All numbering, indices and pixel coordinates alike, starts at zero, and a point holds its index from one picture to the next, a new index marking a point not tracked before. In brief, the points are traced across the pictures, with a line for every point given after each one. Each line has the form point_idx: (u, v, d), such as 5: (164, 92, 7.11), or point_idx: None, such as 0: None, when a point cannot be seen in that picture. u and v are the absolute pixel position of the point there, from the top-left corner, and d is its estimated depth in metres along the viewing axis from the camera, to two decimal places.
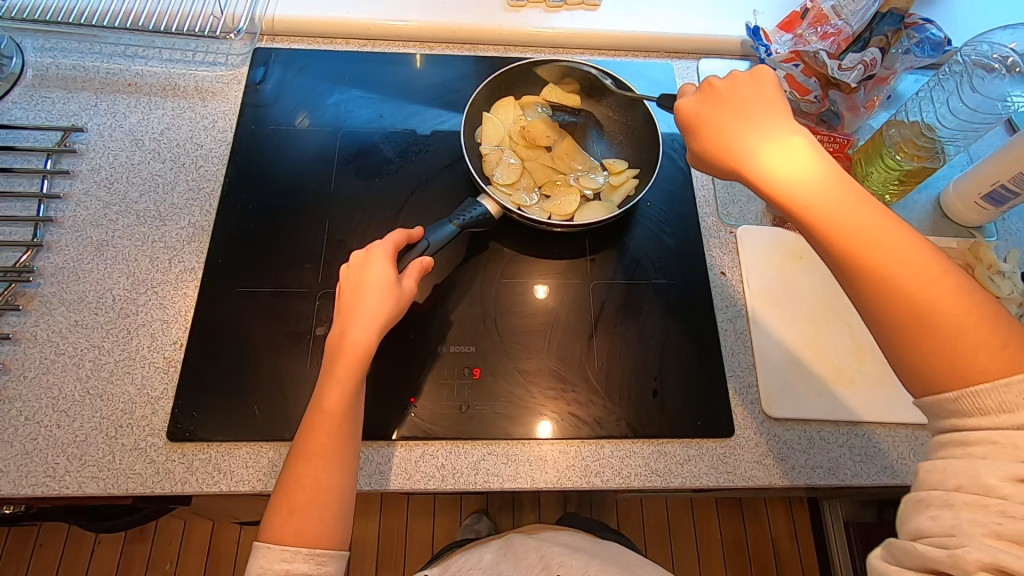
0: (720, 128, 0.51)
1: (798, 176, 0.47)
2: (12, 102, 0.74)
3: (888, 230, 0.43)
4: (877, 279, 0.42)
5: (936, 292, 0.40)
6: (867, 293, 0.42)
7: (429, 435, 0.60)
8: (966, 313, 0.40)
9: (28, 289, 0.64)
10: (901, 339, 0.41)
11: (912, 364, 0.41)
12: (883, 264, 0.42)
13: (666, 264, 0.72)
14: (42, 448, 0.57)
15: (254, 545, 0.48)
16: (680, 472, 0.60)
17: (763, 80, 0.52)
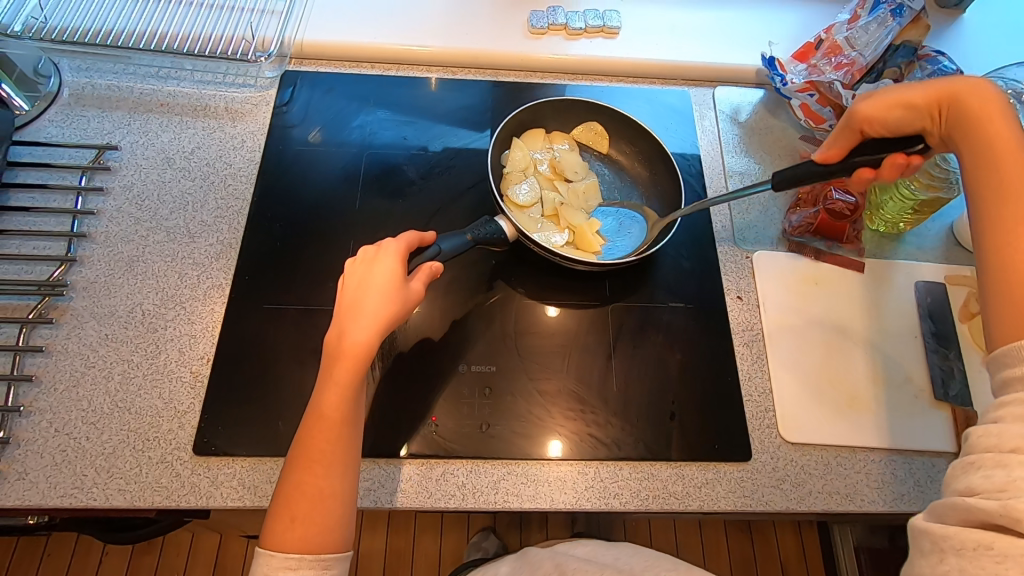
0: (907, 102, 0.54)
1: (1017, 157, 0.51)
2: (48, 120, 0.76)
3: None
4: (1006, 231, 0.48)
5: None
6: (992, 242, 0.49)
7: (450, 454, 0.61)
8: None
9: (60, 302, 0.65)
10: (1007, 282, 0.47)
11: (1002, 303, 0.46)
12: (1022, 222, 0.48)
13: (683, 288, 0.73)
14: (71, 460, 0.58)
15: (256, 552, 0.49)
16: (698, 495, 0.61)
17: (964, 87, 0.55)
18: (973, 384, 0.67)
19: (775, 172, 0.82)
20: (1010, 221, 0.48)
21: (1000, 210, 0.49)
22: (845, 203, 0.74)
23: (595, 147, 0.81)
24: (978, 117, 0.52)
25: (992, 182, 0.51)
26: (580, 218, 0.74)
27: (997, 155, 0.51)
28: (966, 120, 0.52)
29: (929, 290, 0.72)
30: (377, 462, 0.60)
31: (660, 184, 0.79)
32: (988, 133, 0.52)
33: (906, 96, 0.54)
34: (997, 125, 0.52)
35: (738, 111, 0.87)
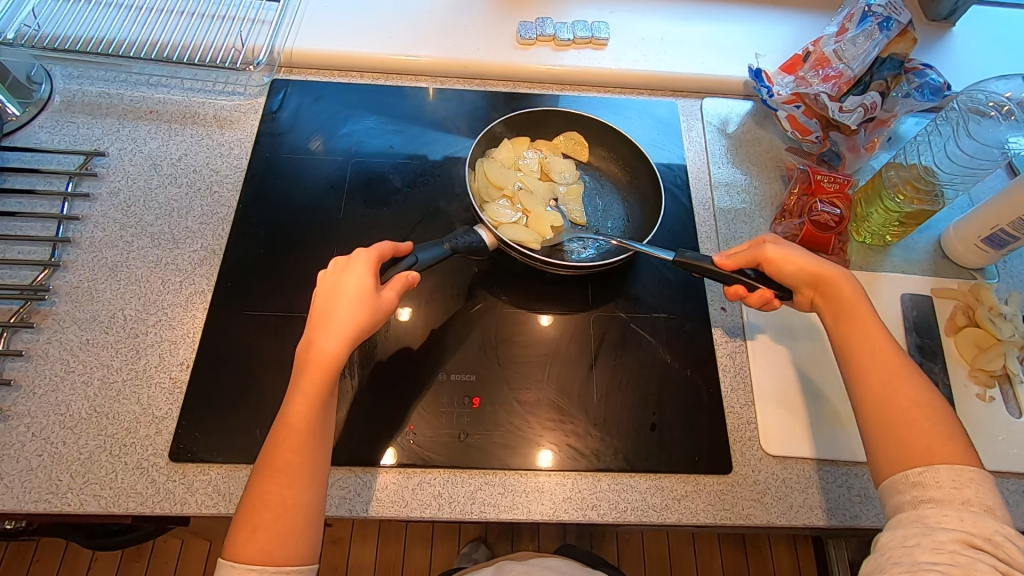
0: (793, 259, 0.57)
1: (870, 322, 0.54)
2: (38, 126, 0.77)
3: (896, 357, 0.52)
4: (875, 384, 0.51)
5: (922, 404, 0.49)
6: (867, 390, 0.51)
7: (427, 463, 0.60)
8: (945, 430, 0.48)
9: (42, 307, 0.66)
10: (886, 429, 0.49)
11: (884, 448, 0.48)
12: (891, 375, 0.51)
13: (666, 299, 0.73)
14: (47, 465, 0.58)
15: (220, 562, 0.48)
16: (677, 508, 0.60)
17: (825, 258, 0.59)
18: (957, 397, 0.66)
19: (762, 183, 0.82)
20: (879, 376, 0.51)
21: (868, 368, 0.52)
22: (830, 215, 0.73)
23: (576, 154, 0.80)
24: (848, 293, 0.55)
25: (856, 345, 0.53)
26: (545, 208, 0.74)
27: (863, 324, 0.54)
28: (835, 289, 0.56)
29: (915, 304, 0.72)
30: (354, 470, 0.60)
31: (639, 195, 0.79)
32: (854, 305, 0.55)
33: (797, 254, 0.58)
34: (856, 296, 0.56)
35: (726, 123, 0.87)
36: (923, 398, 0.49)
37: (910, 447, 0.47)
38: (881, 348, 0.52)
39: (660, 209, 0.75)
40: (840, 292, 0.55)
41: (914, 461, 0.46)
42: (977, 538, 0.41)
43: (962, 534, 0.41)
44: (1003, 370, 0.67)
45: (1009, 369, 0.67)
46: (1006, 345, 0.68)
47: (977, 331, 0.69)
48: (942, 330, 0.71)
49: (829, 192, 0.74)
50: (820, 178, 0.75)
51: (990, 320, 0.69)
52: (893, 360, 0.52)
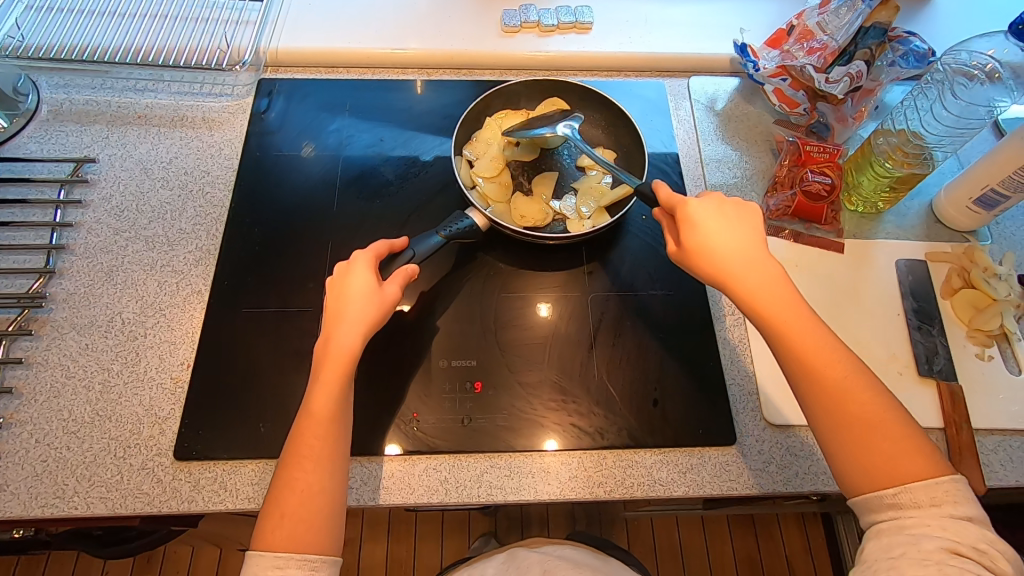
0: (702, 241, 0.52)
1: (795, 313, 0.49)
2: (27, 137, 0.77)
3: (838, 354, 0.48)
4: (828, 400, 0.47)
5: (879, 413, 0.46)
6: (821, 406, 0.47)
7: (432, 449, 0.61)
8: (901, 438, 0.45)
9: (40, 314, 0.66)
10: (853, 446, 0.46)
11: (848, 468, 0.46)
12: (843, 382, 0.47)
13: (663, 276, 0.73)
14: (52, 470, 0.58)
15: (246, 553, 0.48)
16: (684, 481, 0.61)
17: (727, 225, 0.53)
18: (956, 359, 0.67)
19: (753, 158, 0.83)
20: (828, 390, 0.47)
21: (815, 382, 0.48)
22: (822, 183, 0.72)
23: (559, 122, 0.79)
24: (773, 294, 0.50)
25: (800, 356, 0.48)
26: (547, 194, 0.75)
27: (796, 329, 0.49)
28: (755, 279, 0.51)
29: (911, 269, 0.72)
30: (360, 460, 0.60)
31: (624, 154, 0.80)
32: (782, 303, 0.50)
33: (713, 248, 0.52)
34: (776, 282, 0.51)
35: (714, 100, 0.87)
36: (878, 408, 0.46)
37: (873, 465, 0.45)
38: (821, 355, 0.48)
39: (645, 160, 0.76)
40: (760, 298, 0.50)
41: (882, 486, 0.44)
42: (963, 546, 0.41)
43: (948, 542, 0.41)
44: (1001, 329, 0.67)
45: (1006, 328, 0.67)
46: (1002, 304, 0.68)
47: (972, 291, 0.69)
48: (938, 293, 0.71)
49: (819, 161, 0.74)
50: (810, 149, 0.75)
51: (985, 281, 0.69)
52: (839, 367, 0.48)
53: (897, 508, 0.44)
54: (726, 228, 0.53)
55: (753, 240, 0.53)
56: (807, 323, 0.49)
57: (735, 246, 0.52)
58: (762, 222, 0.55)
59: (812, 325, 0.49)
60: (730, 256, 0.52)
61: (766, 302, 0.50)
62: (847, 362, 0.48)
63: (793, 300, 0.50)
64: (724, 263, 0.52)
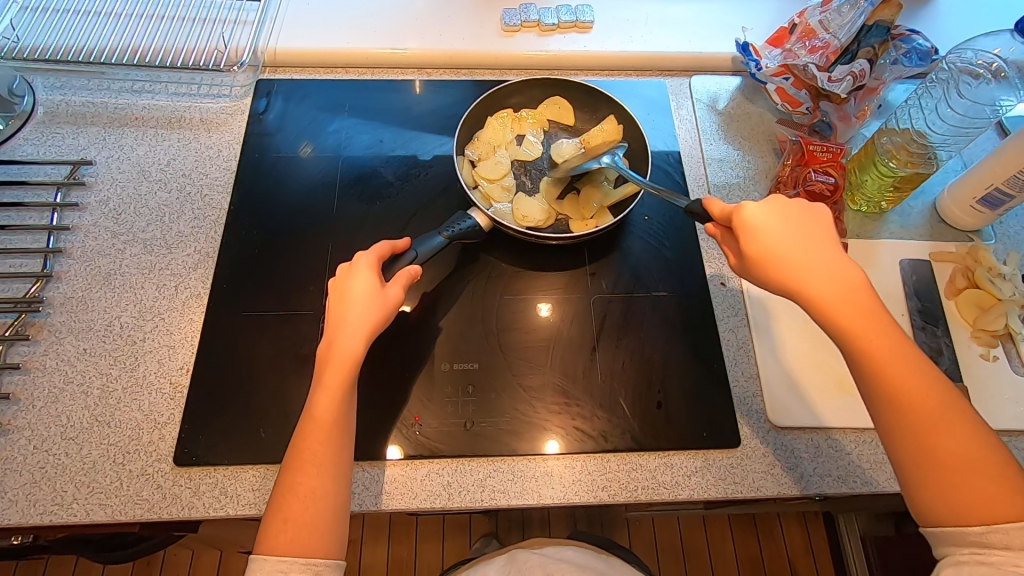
0: (773, 255, 0.51)
1: (877, 333, 0.48)
2: (23, 139, 0.77)
3: (927, 378, 0.47)
4: (915, 428, 0.46)
5: (975, 447, 0.45)
6: (903, 429, 0.46)
7: (434, 453, 0.60)
8: (991, 470, 0.44)
9: (37, 319, 0.65)
10: (935, 475, 0.45)
11: (929, 496, 0.45)
12: (928, 409, 0.46)
13: (665, 277, 0.72)
14: (50, 477, 0.57)
15: (249, 558, 0.47)
16: (688, 484, 0.60)
17: (800, 237, 0.51)
18: (961, 359, 0.66)
19: (756, 157, 0.82)
20: (914, 416, 0.46)
21: (899, 407, 0.46)
22: (825, 183, 0.71)
23: (562, 121, 0.81)
24: (855, 311, 0.48)
25: (881, 382, 0.47)
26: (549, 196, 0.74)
27: (879, 350, 0.47)
28: (834, 295, 0.49)
29: (914, 269, 0.72)
30: (362, 465, 0.59)
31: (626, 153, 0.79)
32: (867, 322, 0.48)
33: (786, 259, 0.50)
34: (857, 299, 0.49)
35: (716, 100, 0.87)
36: (974, 441, 0.45)
37: (959, 498, 0.44)
38: (913, 382, 0.46)
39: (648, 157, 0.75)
40: (845, 318, 0.49)
41: (968, 519, 0.43)
42: None
43: None
44: (1006, 330, 0.67)
45: (1011, 328, 0.67)
46: (1007, 305, 0.67)
47: (977, 291, 0.69)
48: (942, 294, 0.71)
49: (822, 161, 0.74)
50: (813, 148, 0.75)
51: (990, 280, 0.69)
52: (927, 393, 0.46)
53: (981, 544, 0.43)
54: (812, 244, 0.51)
55: (839, 259, 0.51)
56: (892, 344, 0.47)
57: (808, 259, 0.50)
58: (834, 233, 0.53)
59: (896, 347, 0.47)
60: (804, 272, 0.50)
61: (844, 322, 0.48)
62: (935, 387, 0.46)
63: (875, 318, 0.48)
64: (808, 282, 0.50)
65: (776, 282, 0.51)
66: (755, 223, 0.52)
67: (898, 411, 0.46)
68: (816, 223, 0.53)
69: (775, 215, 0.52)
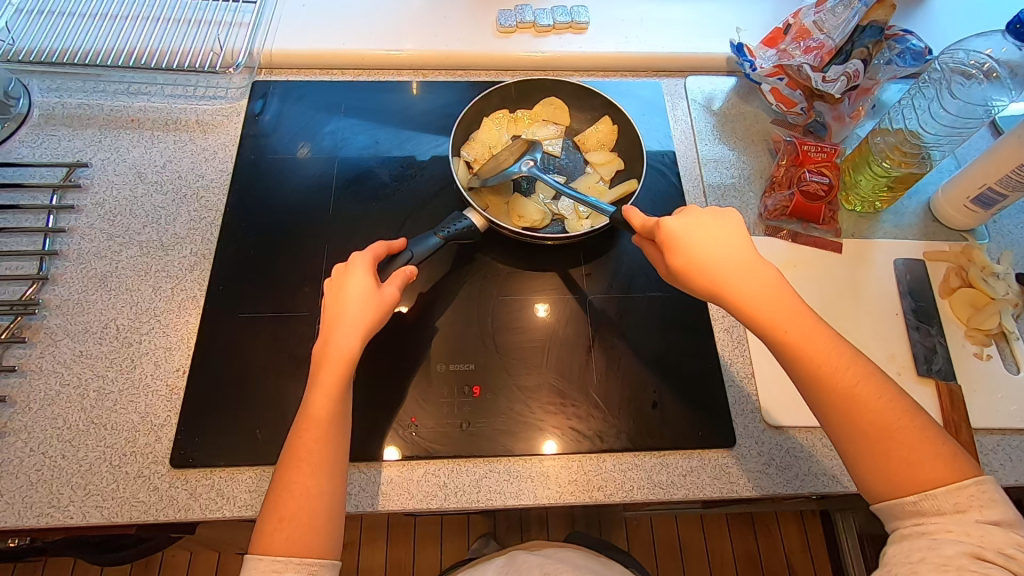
0: (692, 259, 0.51)
1: (796, 319, 0.49)
2: (19, 142, 0.77)
3: (845, 356, 0.48)
4: (842, 409, 0.46)
5: (896, 415, 0.46)
6: (833, 413, 0.47)
7: (430, 454, 0.60)
8: (917, 435, 0.45)
9: (33, 321, 0.65)
10: (870, 455, 0.45)
11: (870, 476, 0.46)
12: (852, 386, 0.47)
13: (661, 277, 0.72)
14: (47, 479, 0.57)
15: (245, 557, 0.47)
16: (683, 483, 0.60)
17: (712, 236, 0.52)
18: (954, 358, 0.67)
19: (751, 157, 0.82)
20: (840, 398, 0.46)
21: (827, 391, 0.47)
22: (820, 183, 0.72)
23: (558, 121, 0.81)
24: (773, 304, 0.49)
25: (807, 369, 0.48)
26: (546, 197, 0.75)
27: (797, 341, 0.48)
28: (752, 293, 0.50)
29: (909, 269, 0.72)
30: (358, 465, 0.59)
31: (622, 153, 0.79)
32: (782, 315, 0.49)
33: (704, 262, 0.51)
34: (772, 292, 0.50)
35: (711, 100, 0.87)
36: (895, 410, 0.46)
37: (895, 471, 0.45)
38: (831, 362, 0.47)
39: (643, 158, 0.75)
40: (765, 315, 0.49)
41: (905, 490, 0.44)
42: (986, 551, 0.40)
43: (970, 547, 0.41)
44: (999, 329, 0.67)
45: (1004, 327, 0.67)
46: (1000, 304, 0.68)
47: (970, 291, 0.69)
48: (936, 293, 0.71)
49: (817, 161, 0.74)
50: (807, 148, 0.75)
51: (983, 280, 0.69)
52: (847, 371, 0.47)
53: (919, 514, 0.44)
54: (723, 240, 0.52)
55: (747, 251, 0.52)
56: (811, 328, 0.48)
57: (727, 258, 0.51)
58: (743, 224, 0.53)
59: (815, 330, 0.48)
60: (723, 272, 0.50)
61: (763, 318, 0.49)
62: (853, 361, 0.48)
63: (792, 304, 0.49)
64: (724, 280, 0.50)
65: (699, 287, 0.51)
66: (672, 231, 0.52)
67: (827, 397, 0.47)
68: (722, 217, 0.53)
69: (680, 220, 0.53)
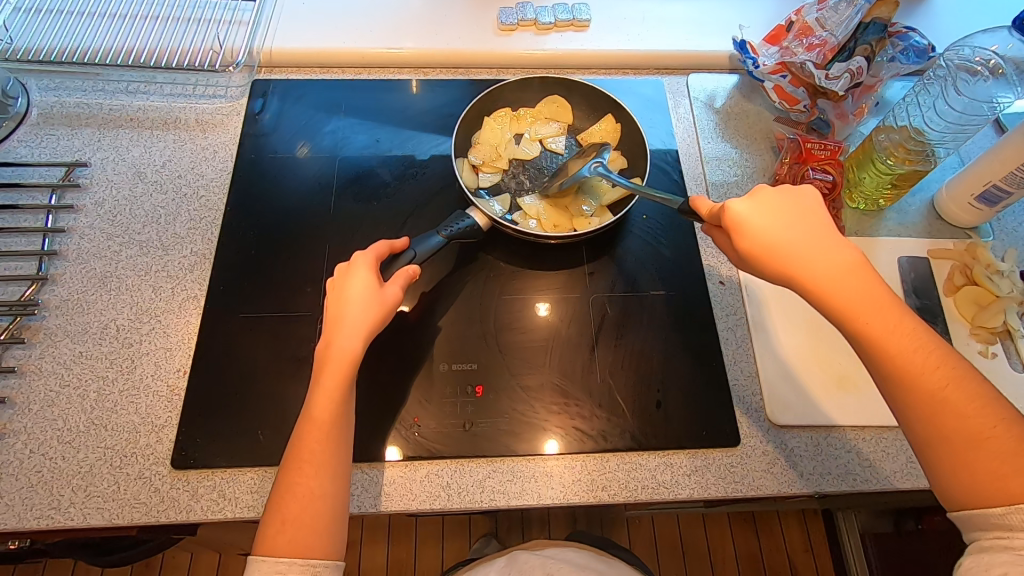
0: (767, 246, 0.50)
1: (875, 313, 0.47)
2: (17, 141, 0.76)
3: (933, 354, 0.46)
4: (925, 408, 0.45)
5: (986, 419, 0.44)
6: (915, 412, 0.46)
7: (432, 454, 0.60)
8: (1007, 443, 0.43)
9: (33, 322, 0.65)
10: (953, 458, 0.44)
11: (951, 480, 0.44)
12: (937, 387, 0.45)
13: (664, 276, 0.72)
14: (47, 481, 0.57)
15: (248, 559, 0.47)
16: (688, 483, 0.60)
17: (788, 223, 0.51)
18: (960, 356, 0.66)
19: (754, 155, 0.82)
20: (923, 396, 0.45)
21: (909, 389, 0.46)
22: (823, 181, 0.71)
23: (561, 118, 0.80)
24: (855, 296, 0.48)
25: (889, 365, 0.46)
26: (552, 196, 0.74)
27: (880, 332, 0.47)
28: (830, 282, 0.48)
29: (913, 266, 0.72)
30: (361, 466, 0.59)
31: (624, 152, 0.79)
32: (864, 305, 0.47)
33: (780, 249, 0.50)
34: (853, 282, 0.48)
35: (713, 98, 0.87)
36: (986, 414, 0.44)
37: (979, 478, 0.43)
38: (915, 360, 0.46)
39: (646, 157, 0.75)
40: (845, 304, 0.48)
41: (990, 499, 0.43)
42: None
43: None
44: (1004, 327, 0.67)
45: (1009, 325, 0.67)
46: (1005, 302, 0.68)
47: (975, 289, 0.69)
48: (940, 291, 0.71)
49: (821, 159, 0.73)
50: (811, 146, 0.74)
51: (987, 278, 0.69)
52: (934, 371, 0.46)
53: (1004, 528, 0.42)
54: (804, 229, 0.50)
55: (830, 239, 0.50)
56: (895, 323, 0.47)
57: (803, 245, 0.50)
58: (823, 212, 0.52)
59: (899, 326, 0.47)
60: (801, 261, 0.49)
61: (842, 309, 0.48)
62: (941, 361, 0.46)
63: (875, 297, 0.48)
64: (799, 268, 0.49)
65: (772, 273, 0.50)
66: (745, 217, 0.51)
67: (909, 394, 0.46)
68: (802, 205, 0.52)
69: (756, 204, 0.52)
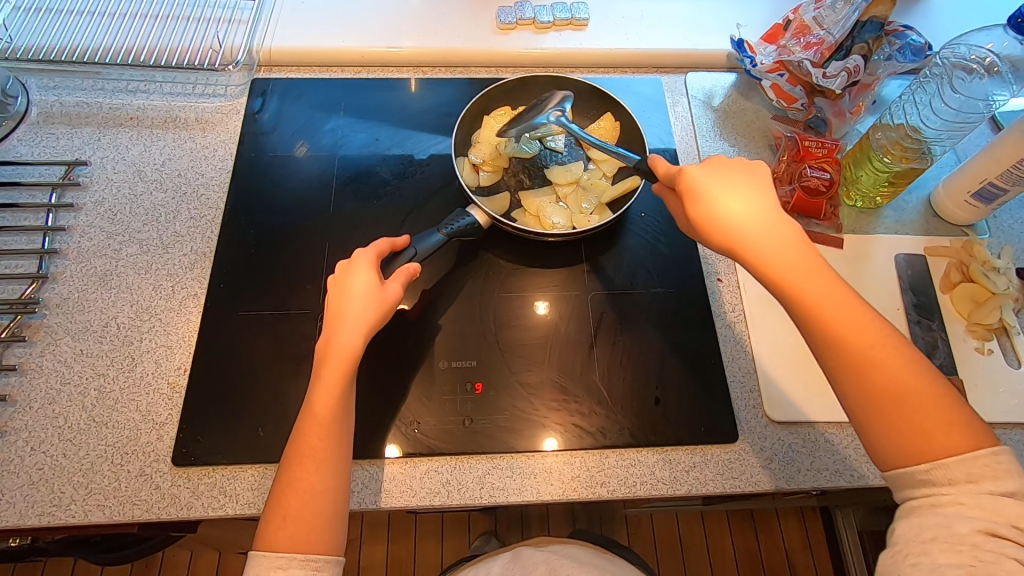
0: (712, 211, 0.50)
1: (811, 277, 0.47)
2: (17, 140, 0.76)
3: (868, 319, 0.46)
4: (856, 371, 0.45)
5: (915, 381, 0.44)
6: (846, 376, 0.46)
7: (432, 451, 0.60)
8: (934, 404, 0.44)
9: (34, 320, 0.65)
10: (883, 419, 0.44)
11: (882, 442, 0.45)
12: (869, 349, 0.45)
13: (663, 274, 0.72)
14: (48, 478, 0.57)
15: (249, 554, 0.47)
16: (686, 479, 0.60)
17: (733, 188, 0.51)
18: (956, 352, 0.67)
19: (751, 153, 0.82)
20: (856, 359, 0.45)
21: (842, 353, 0.46)
22: (819, 179, 0.72)
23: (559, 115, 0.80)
24: (793, 261, 0.48)
25: (824, 329, 0.46)
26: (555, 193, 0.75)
27: (816, 296, 0.47)
28: (772, 246, 0.49)
29: (910, 264, 0.72)
30: (361, 463, 0.59)
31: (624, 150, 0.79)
32: (802, 270, 0.48)
33: (724, 214, 0.50)
34: (793, 248, 0.49)
35: (711, 96, 0.87)
36: (915, 377, 0.44)
37: (907, 438, 0.43)
38: (847, 324, 0.46)
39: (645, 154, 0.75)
40: (783, 269, 0.48)
41: (917, 459, 0.43)
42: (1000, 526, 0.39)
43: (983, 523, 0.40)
44: (1000, 323, 0.68)
45: (1005, 322, 0.68)
46: (1001, 298, 0.68)
47: (972, 286, 0.69)
48: (936, 288, 0.71)
49: (818, 157, 0.74)
50: (808, 144, 0.75)
51: (984, 275, 0.69)
52: (865, 334, 0.46)
53: (929, 484, 0.42)
54: (749, 194, 0.51)
55: (774, 206, 0.51)
56: (832, 288, 0.47)
57: (746, 210, 0.50)
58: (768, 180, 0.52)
59: (835, 291, 0.47)
60: (743, 225, 0.49)
61: (780, 273, 0.48)
62: (873, 325, 0.46)
63: (811, 262, 0.48)
64: (743, 233, 0.49)
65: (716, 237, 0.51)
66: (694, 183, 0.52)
67: (844, 358, 0.46)
68: (750, 173, 0.52)
69: (711, 171, 0.52)
